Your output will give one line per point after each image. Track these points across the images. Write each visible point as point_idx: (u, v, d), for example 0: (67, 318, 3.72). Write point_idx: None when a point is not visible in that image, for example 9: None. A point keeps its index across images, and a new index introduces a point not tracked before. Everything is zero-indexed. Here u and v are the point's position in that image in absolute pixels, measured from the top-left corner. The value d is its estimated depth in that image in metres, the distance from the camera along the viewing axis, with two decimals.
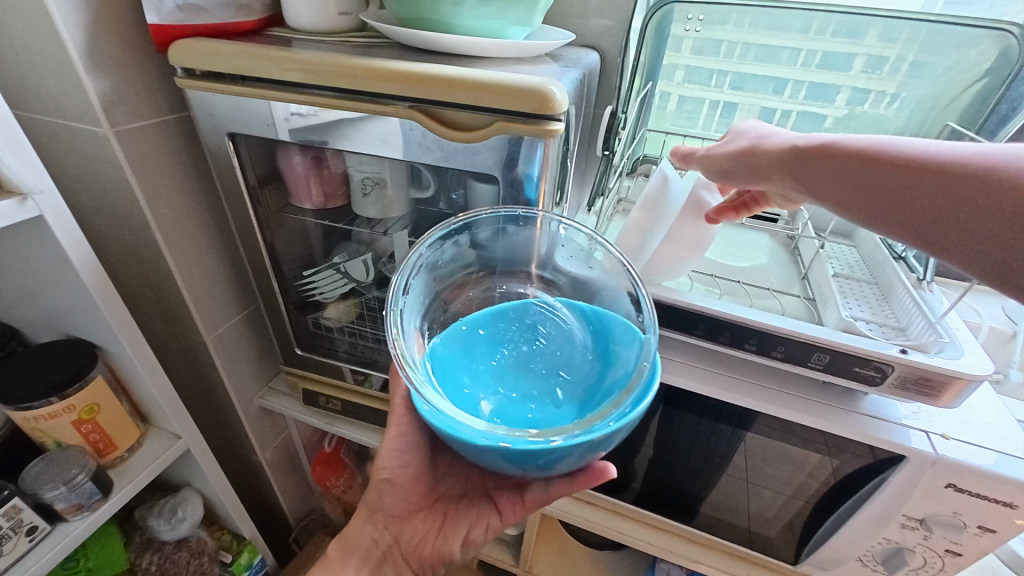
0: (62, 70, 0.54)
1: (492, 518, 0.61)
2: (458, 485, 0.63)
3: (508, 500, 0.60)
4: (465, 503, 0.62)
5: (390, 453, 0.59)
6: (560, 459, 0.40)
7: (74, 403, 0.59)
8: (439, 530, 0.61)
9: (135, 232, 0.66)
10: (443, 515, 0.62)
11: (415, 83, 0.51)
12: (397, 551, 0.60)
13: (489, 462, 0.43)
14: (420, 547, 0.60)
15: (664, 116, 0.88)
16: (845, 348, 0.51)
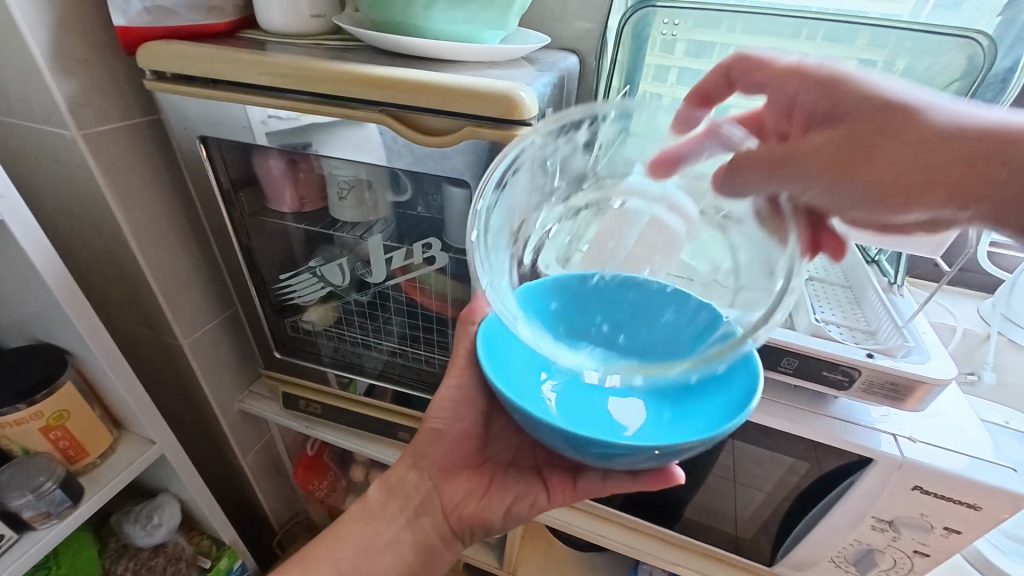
0: (27, 72, 0.53)
1: (541, 494, 0.58)
2: (507, 453, 0.62)
3: (561, 483, 0.58)
4: (513, 473, 0.60)
5: (444, 404, 0.58)
6: (623, 454, 0.39)
7: (42, 410, 0.58)
8: (484, 492, 0.60)
9: (107, 235, 0.65)
10: (489, 480, 0.61)
11: (384, 88, 0.51)
12: (439, 504, 0.60)
13: (544, 437, 0.43)
14: (461, 506, 0.59)
15: None
16: (813, 352, 0.51)
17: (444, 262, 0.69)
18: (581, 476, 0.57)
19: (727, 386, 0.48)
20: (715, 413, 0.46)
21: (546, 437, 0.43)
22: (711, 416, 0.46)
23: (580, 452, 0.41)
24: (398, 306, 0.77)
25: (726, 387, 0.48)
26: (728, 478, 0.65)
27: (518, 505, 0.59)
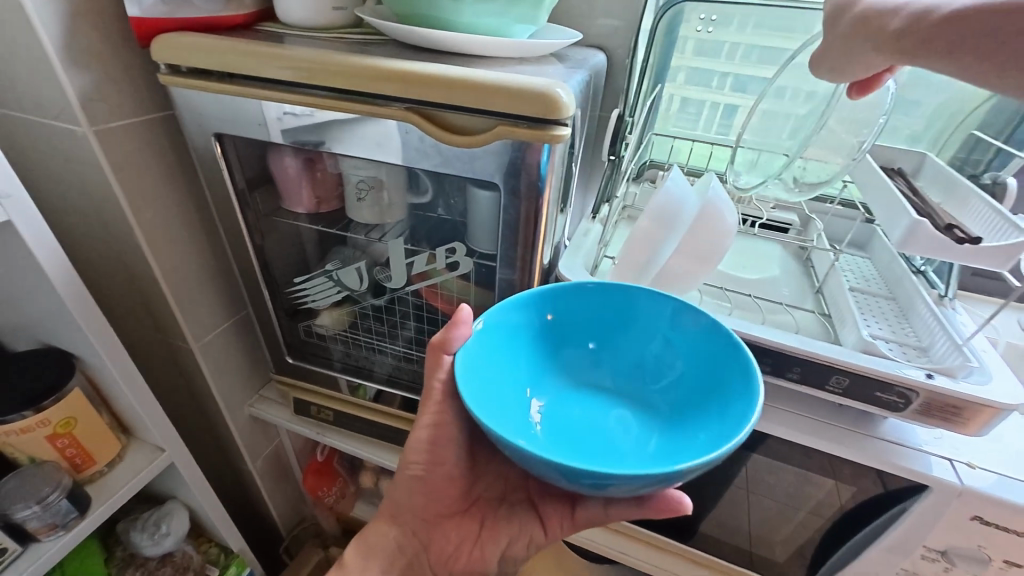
0: (36, 65, 0.51)
1: (537, 532, 0.57)
2: (497, 487, 0.59)
3: (556, 516, 0.56)
4: (505, 511, 0.58)
5: (420, 447, 0.53)
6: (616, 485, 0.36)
7: (49, 417, 0.56)
8: (476, 538, 0.57)
9: (118, 235, 0.63)
10: (480, 522, 0.58)
11: (411, 84, 0.48)
12: (424, 564, 0.56)
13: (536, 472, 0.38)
14: (449, 560, 0.56)
15: (668, 117, 0.86)
16: (866, 371, 0.48)
17: (465, 267, 0.66)
18: (578, 504, 0.55)
19: (730, 394, 0.45)
20: (720, 423, 0.43)
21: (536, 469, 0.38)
22: (716, 427, 0.43)
23: (578, 484, 0.36)
24: (415, 311, 0.75)
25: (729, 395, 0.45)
26: (763, 497, 0.62)
27: (510, 549, 0.57)
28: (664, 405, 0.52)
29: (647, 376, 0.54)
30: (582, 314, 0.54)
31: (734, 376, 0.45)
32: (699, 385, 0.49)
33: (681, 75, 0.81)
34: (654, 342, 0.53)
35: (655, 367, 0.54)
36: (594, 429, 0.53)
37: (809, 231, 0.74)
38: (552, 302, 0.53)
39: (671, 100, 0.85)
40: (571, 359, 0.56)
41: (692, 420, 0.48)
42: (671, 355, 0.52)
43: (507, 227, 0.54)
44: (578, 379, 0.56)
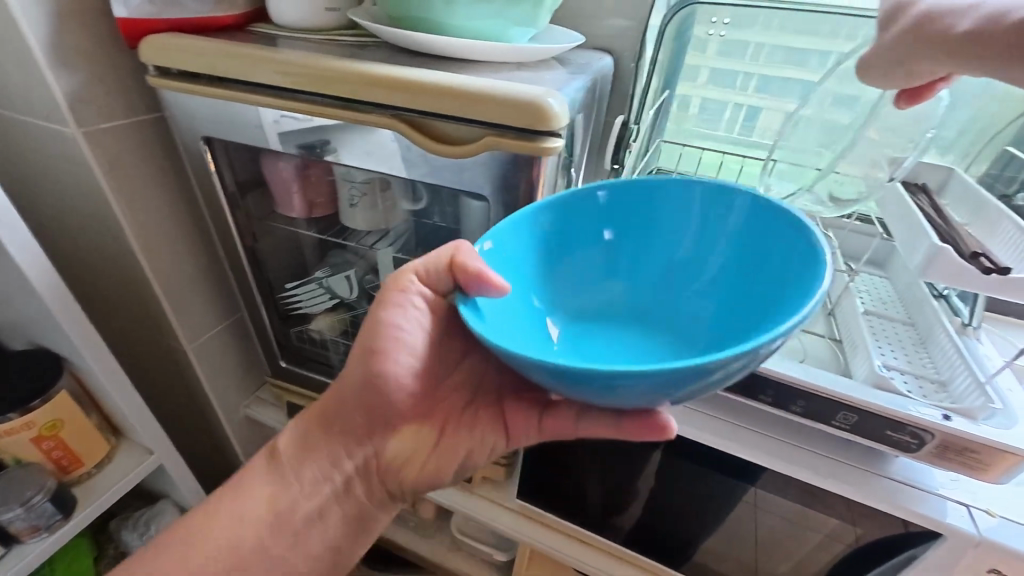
0: (25, 66, 0.50)
1: (500, 440, 0.53)
2: (464, 392, 0.53)
3: (523, 422, 0.52)
4: (469, 418, 0.52)
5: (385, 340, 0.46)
6: (629, 386, 0.29)
7: (34, 420, 0.55)
8: (433, 443, 0.52)
9: (109, 236, 0.62)
10: (439, 428, 0.52)
11: (396, 90, 0.46)
12: (376, 469, 0.51)
13: (571, 392, 0.32)
14: (401, 467, 0.51)
15: (685, 119, 0.81)
16: (876, 409, 0.44)
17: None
18: (551, 412, 0.51)
19: (789, 275, 0.38)
20: (783, 309, 0.36)
21: (569, 388, 0.32)
22: (777, 314, 0.37)
23: (626, 395, 0.30)
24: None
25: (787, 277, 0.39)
26: (763, 529, 0.59)
27: (466, 454, 0.52)
28: (705, 309, 0.46)
29: (680, 276, 0.48)
30: (600, 209, 0.47)
31: (793, 254, 0.39)
32: (754, 274, 0.42)
33: (701, 74, 0.77)
34: (690, 237, 0.46)
35: (689, 264, 0.47)
36: (623, 350, 0.47)
37: None
38: (561, 201, 0.45)
39: (687, 100, 0.80)
40: (591, 269, 0.48)
41: (743, 319, 0.42)
42: (710, 245, 0.46)
43: None
44: (598, 292, 0.49)
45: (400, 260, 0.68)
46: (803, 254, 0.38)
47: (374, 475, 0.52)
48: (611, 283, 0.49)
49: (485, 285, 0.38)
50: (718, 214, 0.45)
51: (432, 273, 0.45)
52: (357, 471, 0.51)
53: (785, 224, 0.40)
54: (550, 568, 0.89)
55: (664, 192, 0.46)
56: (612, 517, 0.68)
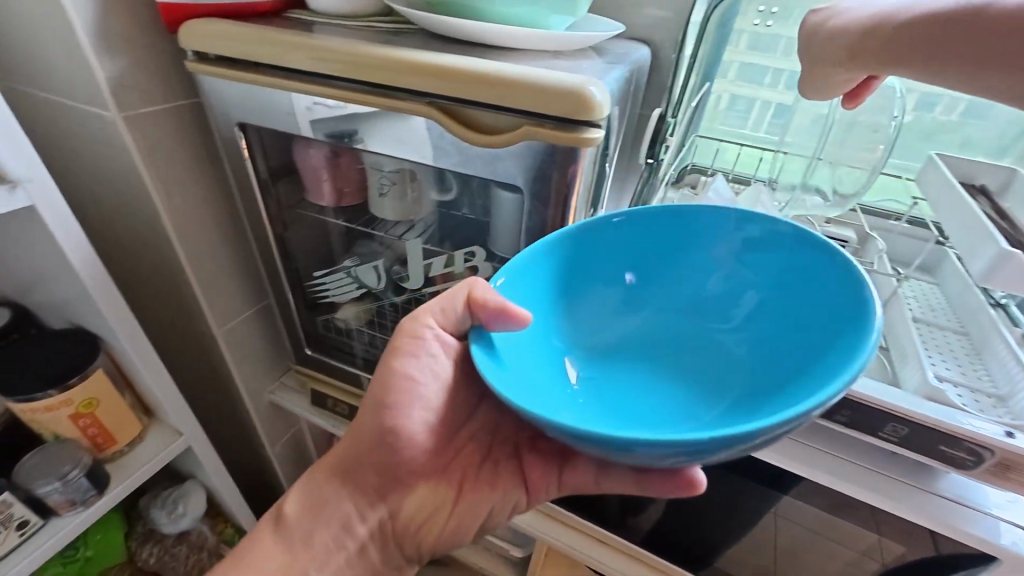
0: (70, 48, 0.51)
1: (520, 494, 0.54)
2: (481, 448, 0.54)
3: (542, 475, 0.53)
4: (487, 472, 0.53)
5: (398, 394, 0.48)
6: (653, 449, 0.28)
7: (72, 397, 0.57)
8: (452, 502, 0.52)
9: (146, 220, 0.63)
10: (456, 487, 0.53)
11: (433, 76, 0.45)
12: (391, 531, 0.52)
13: (626, 460, 0.31)
14: (421, 526, 0.52)
15: (714, 116, 0.80)
16: (928, 422, 0.42)
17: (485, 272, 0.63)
18: (571, 465, 0.51)
19: (826, 314, 0.39)
20: (825, 353, 0.37)
21: (619, 455, 0.31)
22: (819, 357, 0.37)
23: (686, 459, 0.29)
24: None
25: (824, 316, 0.39)
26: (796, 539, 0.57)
27: (487, 507, 0.53)
28: (735, 347, 0.46)
29: (706, 312, 0.49)
30: (619, 250, 0.49)
31: (828, 293, 0.40)
32: (790, 317, 0.43)
33: (732, 70, 0.75)
34: (718, 275, 0.48)
35: (716, 300, 0.48)
36: (654, 389, 0.47)
37: (867, 251, 0.67)
38: (579, 244, 0.47)
39: (719, 99, 0.78)
40: (612, 307, 0.50)
41: (780, 358, 0.42)
42: (738, 284, 0.47)
43: (531, 233, 0.51)
44: (622, 330, 0.50)
45: (427, 251, 0.67)
46: (844, 298, 0.38)
47: (392, 536, 0.52)
48: (634, 319, 0.50)
49: (510, 318, 0.40)
50: (743, 252, 0.46)
51: (452, 314, 0.47)
52: (372, 533, 0.51)
53: (816, 264, 0.42)
54: (568, 566, 0.88)
55: (692, 231, 0.48)
56: (636, 519, 0.67)
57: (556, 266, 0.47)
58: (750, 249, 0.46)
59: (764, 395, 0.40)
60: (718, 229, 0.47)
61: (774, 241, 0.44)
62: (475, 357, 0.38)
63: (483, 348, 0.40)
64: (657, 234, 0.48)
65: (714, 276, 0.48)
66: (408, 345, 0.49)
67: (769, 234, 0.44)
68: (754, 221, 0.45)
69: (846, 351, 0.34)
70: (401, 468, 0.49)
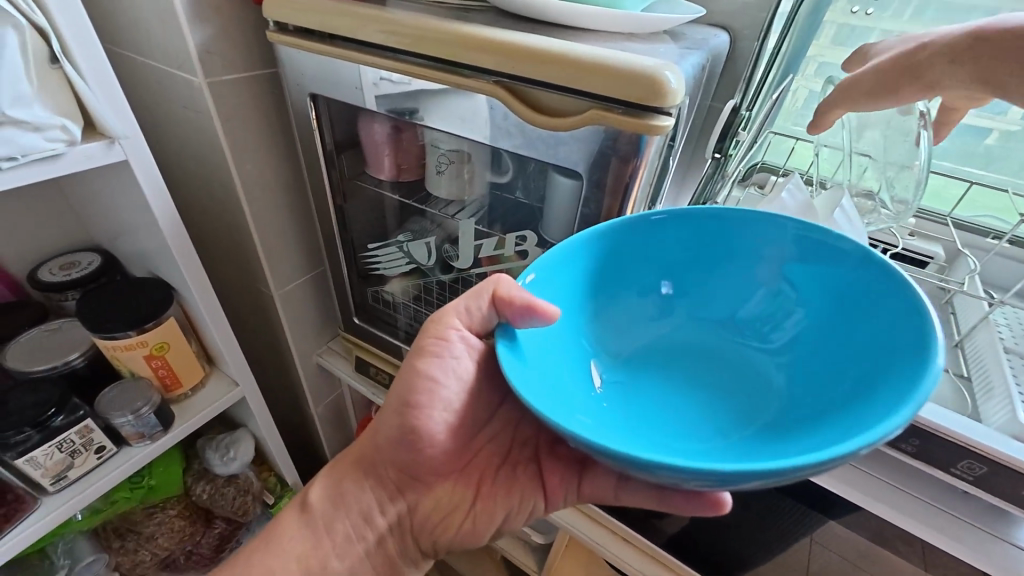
0: (166, 15, 0.54)
1: (538, 499, 0.54)
2: (503, 446, 0.55)
3: (561, 483, 0.53)
4: (504, 478, 0.54)
5: (420, 392, 0.49)
6: (681, 475, 0.27)
7: (147, 339, 0.62)
8: (469, 504, 0.53)
9: (221, 182, 0.67)
10: (476, 488, 0.54)
11: (501, 54, 0.44)
12: (410, 526, 0.54)
13: (649, 477, 0.29)
14: (438, 524, 0.54)
15: (791, 112, 0.76)
16: (1012, 464, 0.38)
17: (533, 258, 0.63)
18: (590, 474, 0.51)
19: (879, 345, 0.37)
20: (871, 385, 0.35)
21: (642, 473, 0.29)
22: (864, 390, 0.35)
23: (715, 485, 0.28)
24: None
25: (876, 344, 0.37)
26: (841, 567, 0.53)
27: (504, 510, 0.54)
28: (770, 370, 0.45)
29: (743, 330, 0.47)
30: (658, 256, 0.47)
31: (883, 322, 0.38)
32: (836, 341, 0.41)
33: (812, 66, 0.71)
34: (762, 290, 0.46)
35: (755, 319, 0.47)
36: (679, 403, 0.45)
37: (954, 271, 0.62)
38: (617, 244, 0.46)
39: (793, 95, 0.74)
40: (646, 314, 0.49)
41: (819, 385, 0.40)
42: (781, 305, 0.45)
43: (586, 222, 0.50)
44: (653, 338, 0.49)
45: (478, 231, 0.68)
46: (902, 325, 0.36)
47: (411, 530, 0.54)
48: (667, 326, 0.49)
49: (535, 313, 0.39)
50: (792, 269, 0.44)
51: (477, 313, 0.48)
52: (394, 524, 0.53)
53: (872, 290, 0.39)
54: (588, 559, 0.88)
55: (740, 239, 0.46)
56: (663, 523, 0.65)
57: (589, 267, 0.45)
58: (799, 268, 0.44)
59: (798, 421, 0.38)
60: (768, 244, 0.45)
61: (827, 262, 0.42)
62: (499, 353, 0.37)
63: (508, 343, 0.38)
64: (701, 243, 0.47)
65: (758, 294, 0.46)
66: (434, 347, 0.49)
67: (825, 254, 0.42)
68: (808, 238, 0.43)
69: (901, 385, 0.32)
70: (440, 443, 0.50)
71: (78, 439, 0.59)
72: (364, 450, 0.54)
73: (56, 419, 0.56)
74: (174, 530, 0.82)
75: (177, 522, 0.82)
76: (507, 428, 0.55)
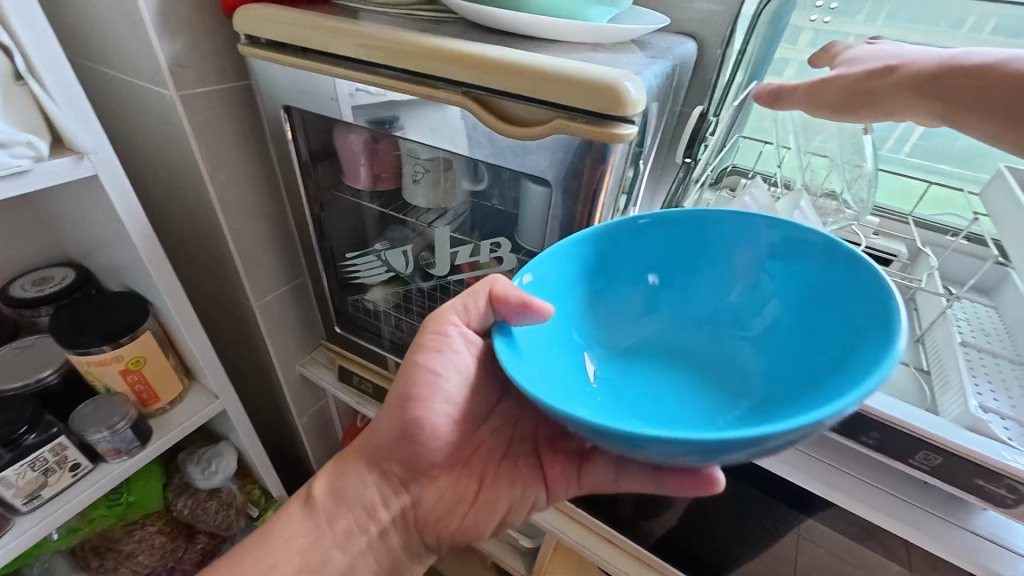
0: (136, 31, 0.54)
1: (539, 490, 0.55)
2: (494, 446, 0.56)
3: (562, 471, 0.54)
4: (507, 467, 0.55)
5: (396, 400, 0.49)
6: (660, 447, 0.28)
7: (123, 354, 0.61)
8: (472, 500, 0.54)
9: (196, 194, 0.67)
10: (478, 482, 0.54)
11: (468, 66, 0.45)
12: (414, 519, 0.53)
13: (638, 454, 0.30)
14: (444, 515, 0.54)
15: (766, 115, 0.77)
16: (962, 453, 0.39)
17: (509, 265, 0.64)
18: (590, 463, 0.53)
19: (849, 327, 0.38)
20: (843, 365, 0.35)
21: (633, 451, 0.30)
22: (836, 370, 0.36)
23: (701, 458, 0.29)
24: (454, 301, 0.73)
25: (845, 328, 0.38)
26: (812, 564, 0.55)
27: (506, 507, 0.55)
28: (752, 357, 0.46)
29: (725, 320, 0.48)
30: (644, 253, 0.48)
31: (851, 302, 0.39)
32: (810, 326, 0.42)
33: (789, 69, 0.74)
34: (740, 282, 0.47)
35: (736, 309, 0.47)
36: (672, 394, 0.46)
37: (914, 268, 0.64)
38: (607, 243, 0.46)
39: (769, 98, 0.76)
40: (636, 310, 0.49)
41: (799, 371, 0.41)
42: (759, 294, 0.46)
43: (556, 228, 0.51)
44: (644, 333, 0.50)
45: (453, 238, 0.68)
46: (869, 309, 0.37)
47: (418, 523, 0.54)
48: (654, 320, 0.50)
49: (529, 313, 0.41)
50: (766, 262, 0.45)
51: (474, 312, 0.48)
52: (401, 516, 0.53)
53: (837, 278, 0.40)
54: (575, 563, 0.89)
55: (717, 234, 0.47)
56: (645, 522, 0.66)
57: (582, 265, 0.46)
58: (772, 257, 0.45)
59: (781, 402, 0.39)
60: (741, 240, 0.46)
61: (799, 252, 0.43)
62: (496, 348, 0.38)
63: (504, 339, 0.40)
64: (682, 240, 0.48)
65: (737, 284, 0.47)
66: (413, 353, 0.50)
67: (794, 244, 0.43)
68: (781, 231, 0.44)
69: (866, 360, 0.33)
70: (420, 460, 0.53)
71: (51, 458, 0.59)
72: (370, 442, 0.53)
73: (27, 437, 0.56)
74: (154, 547, 0.81)
75: (158, 539, 0.81)
76: (506, 423, 0.56)
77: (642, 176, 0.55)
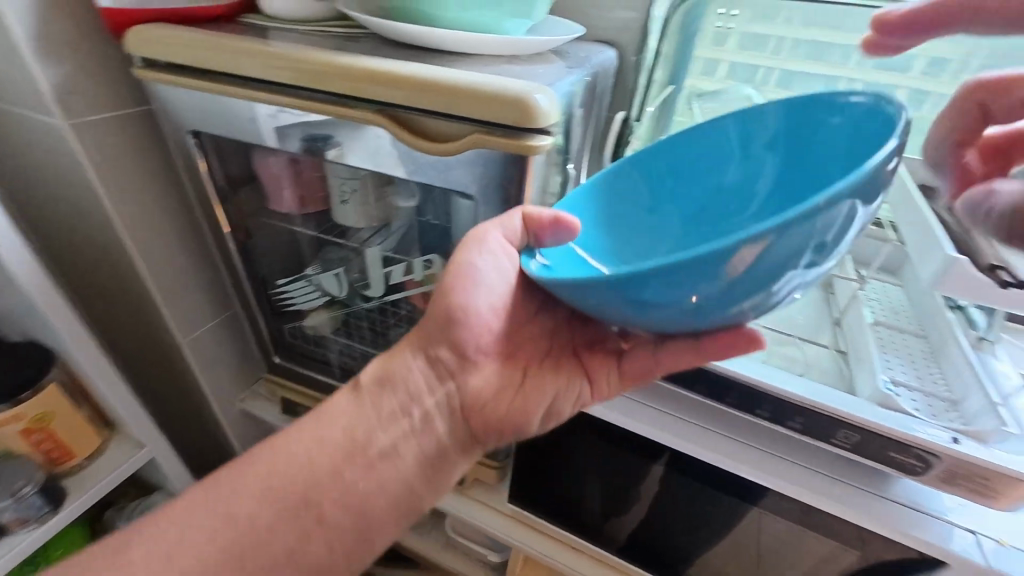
0: (10, 56, 0.50)
1: (583, 383, 0.50)
2: (535, 347, 0.51)
3: (603, 363, 0.50)
4: (550, 363, 0.50)
5: None
6: (654, 291, 0.29)
7: (24, 412, 0.55)
8: (518, 389, 0.49)
9: (101, 229, 0.62)
10: (523, 371, 0.50)
11: (379, 83, 0.44)
12: (459, 407, 0.47)
13: (643, 307, 0.31)
14: (491, 400, 0.48)
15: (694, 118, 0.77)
16: (876, 428, 0.42)
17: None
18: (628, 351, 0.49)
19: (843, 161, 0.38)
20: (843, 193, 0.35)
21: (641, 312, 0.32)
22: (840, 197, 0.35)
23: (696, 291, 0.29)
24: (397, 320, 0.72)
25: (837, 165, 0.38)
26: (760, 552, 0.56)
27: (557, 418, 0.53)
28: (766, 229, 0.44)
29: (732, 203, 0.48)
30: (634, 175, 0.51)
31: (834, 134, 0.39)
32: (810, 175, 0.42)
33: (721, 69, 0.73)
34: (733, 165, 0.48)
35: (738, 189, 0.48)
36: None
37: None
38: (610, 177, 0.51)
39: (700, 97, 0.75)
40: (644, 226, 0.51)
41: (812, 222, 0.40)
42: (755, 169, 0.46)
43: None
44: (667, 247, 0.50)
45: (387, 256, 0.67)
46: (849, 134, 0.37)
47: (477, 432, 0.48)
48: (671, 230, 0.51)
49: (564, 227, 0.44)
50: (743, 134, 0.46)
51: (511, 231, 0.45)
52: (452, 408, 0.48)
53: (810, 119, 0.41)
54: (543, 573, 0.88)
55: (699, 138, 0.49)
56: (604, 525, 0.67)
57: (588, 206, 0.50)
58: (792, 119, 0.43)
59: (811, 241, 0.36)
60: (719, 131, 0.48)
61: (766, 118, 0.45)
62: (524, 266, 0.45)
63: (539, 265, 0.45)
64: (676, 155, 0.50)
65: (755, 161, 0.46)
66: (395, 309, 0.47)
67: (756, 119, 0.45)
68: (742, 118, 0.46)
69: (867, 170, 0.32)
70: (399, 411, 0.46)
71: None
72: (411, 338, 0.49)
73: None
74: None
75: None
76: (545, 331, 0.52)
77: (564, 179, 0.56)
